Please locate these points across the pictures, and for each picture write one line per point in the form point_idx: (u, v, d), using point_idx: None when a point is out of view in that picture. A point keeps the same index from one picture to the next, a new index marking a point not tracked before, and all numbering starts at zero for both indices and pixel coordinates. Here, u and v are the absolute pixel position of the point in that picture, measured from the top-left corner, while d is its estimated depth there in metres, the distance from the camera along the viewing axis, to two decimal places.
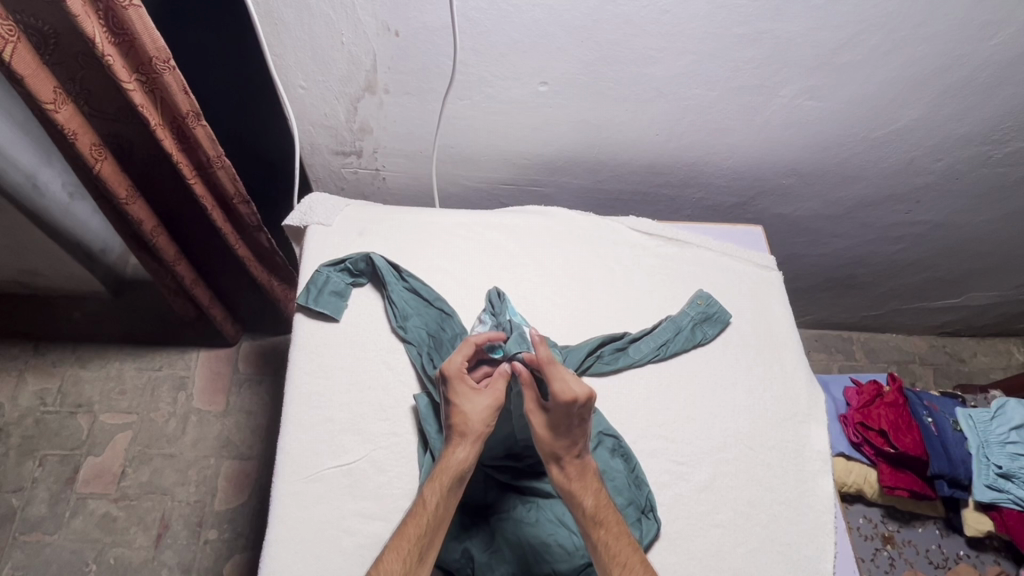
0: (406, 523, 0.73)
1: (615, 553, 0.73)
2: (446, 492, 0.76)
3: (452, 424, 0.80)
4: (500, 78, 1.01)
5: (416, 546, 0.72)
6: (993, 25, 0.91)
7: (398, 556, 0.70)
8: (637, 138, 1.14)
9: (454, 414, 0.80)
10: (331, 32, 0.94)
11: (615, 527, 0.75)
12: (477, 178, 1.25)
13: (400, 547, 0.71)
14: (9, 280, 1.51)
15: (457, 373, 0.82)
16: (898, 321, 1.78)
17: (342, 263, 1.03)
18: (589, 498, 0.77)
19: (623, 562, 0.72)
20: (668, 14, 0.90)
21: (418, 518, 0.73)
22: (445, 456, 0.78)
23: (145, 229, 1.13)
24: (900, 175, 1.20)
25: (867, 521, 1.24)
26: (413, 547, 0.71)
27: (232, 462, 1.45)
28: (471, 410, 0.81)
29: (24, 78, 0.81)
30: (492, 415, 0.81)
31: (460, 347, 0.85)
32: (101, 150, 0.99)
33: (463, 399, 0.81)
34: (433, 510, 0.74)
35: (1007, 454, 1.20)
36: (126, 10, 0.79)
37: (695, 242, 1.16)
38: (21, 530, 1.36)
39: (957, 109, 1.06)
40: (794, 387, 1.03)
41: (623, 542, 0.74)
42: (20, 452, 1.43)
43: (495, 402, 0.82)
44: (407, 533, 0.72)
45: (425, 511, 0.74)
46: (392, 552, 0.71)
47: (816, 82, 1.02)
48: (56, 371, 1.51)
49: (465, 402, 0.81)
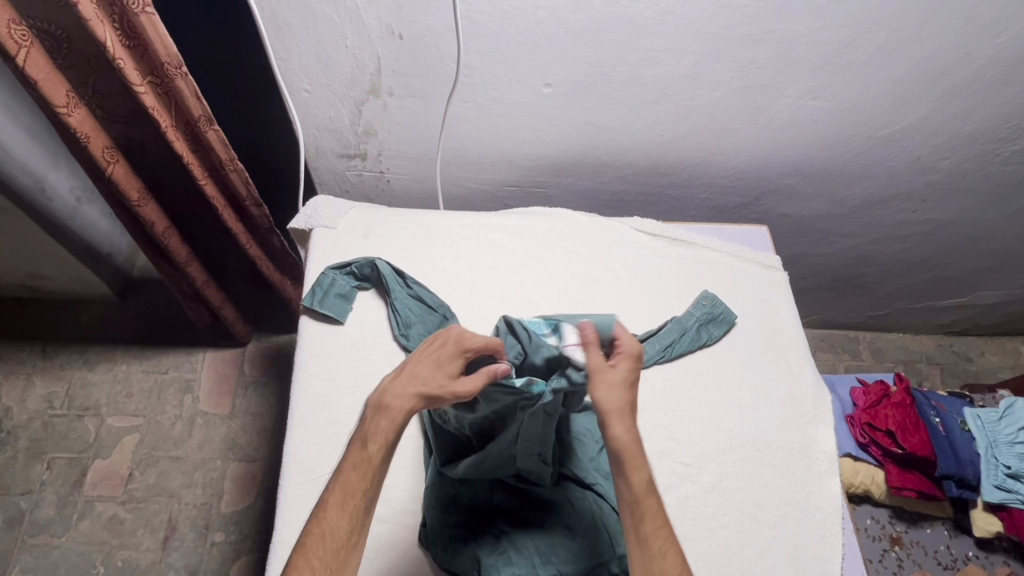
0: (346, 476, 0.69)
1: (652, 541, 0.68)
2: (389, 443, 0.71)
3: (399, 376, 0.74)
4: (504, 80, 1.01)
5: (362, 501, 0.68)
6: (999, 23, 0.90)
7: (338, 510, 0.67)
8: (642, 139, 1.14)
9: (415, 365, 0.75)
10: (336, 36, 0.95)
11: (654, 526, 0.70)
12: (481, 181, 1.26)
13: (345, 503, 0.68)
14: (16, 283, 1.52)
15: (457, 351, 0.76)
16: (904, 321, 1.77)
17: (348, 267, 1.03)
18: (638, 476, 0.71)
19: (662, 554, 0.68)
20: (671, 14, 0.90)
21: (359, 470, 0.69)
22: (384, 406, 0.72)
23: (157, 230, 1.14)
24: (906, 174, 1.20)
25: (874, 522, 1.24)
26: (353, 501, 0.68)
27: (239, 464, 1.46)
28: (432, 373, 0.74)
29: (37, 82, 0.83)
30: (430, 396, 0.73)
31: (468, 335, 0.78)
32: (113, 152, 0.99)
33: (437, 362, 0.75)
34: (371, 460, 0.70)
35: (1016, 454, 1.18)
36: (139, 16, 0.79)
37: (700, 243, 1.15)
38: (30, 533, 1.36)
39: (963, 108, 1.05)
40: (800, 388, 1.03)
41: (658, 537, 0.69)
42: (28, 455, 1.44)
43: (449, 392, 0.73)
44: (346, 485, 0.69)
45: (367, 462, 0.70)
46: (337, 511, 0.68)
47: (821, 82, 1.02)
48: (64, 374, 1.52)
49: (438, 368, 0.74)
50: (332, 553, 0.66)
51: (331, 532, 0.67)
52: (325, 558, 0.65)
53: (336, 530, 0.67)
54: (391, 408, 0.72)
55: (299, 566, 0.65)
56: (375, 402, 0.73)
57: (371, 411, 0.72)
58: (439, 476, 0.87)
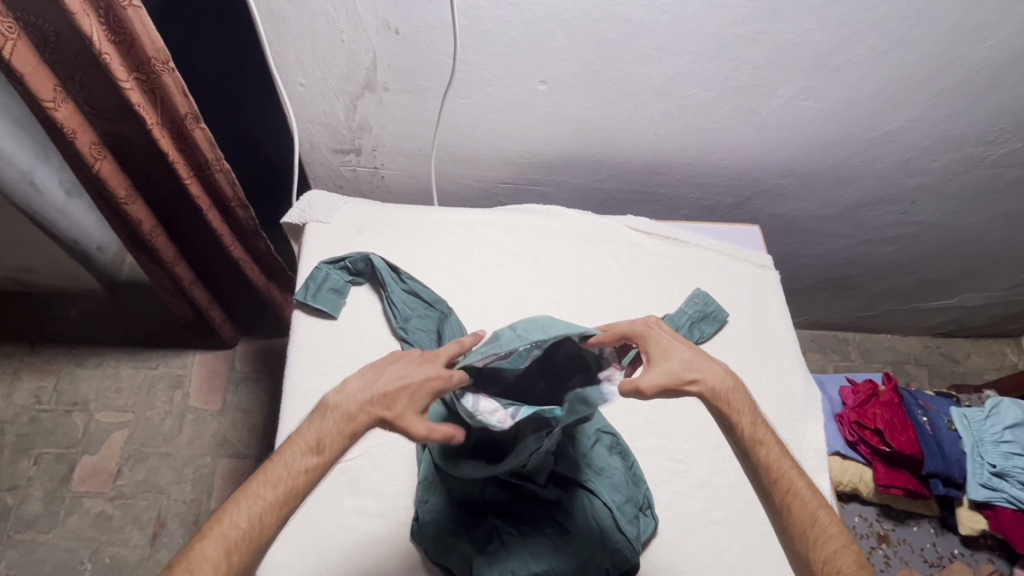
0: (293, 474, 0.67)
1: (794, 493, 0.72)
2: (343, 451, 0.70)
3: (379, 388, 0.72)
4: (499, 76, 1.01)
5: (295, 500, 0.67)
6: (988, 27, 0.92)
7: (275, 506, 0.66)
8: (635, 138, 1.15)
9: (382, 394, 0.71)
10: (331, 31, 0.95)
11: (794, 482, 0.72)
12: (476, 177, 1.26)
13: (281, 501, 0.66)
14: (4, 277, 1.51)
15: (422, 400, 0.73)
16: (893, 322, 1.79)
17: (342, 262, 1.03)
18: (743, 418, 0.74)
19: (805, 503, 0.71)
20: (666, 13, 0.91)
21: (309, 471, 0.67)
22: (353, 417, 0.69)
23: (144, 229, 1.12)
24: (896, 176, 1.21)
25: (862, 520, 1.25)
26: (292, 501, 0.67)
27: (229, 461, 1.45)
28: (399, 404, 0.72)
29: (23, 75, 0.82)
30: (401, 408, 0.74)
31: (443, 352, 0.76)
32: (99, 148, 0.98)
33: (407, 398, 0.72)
34: (323, 463, 0.68)
35: (1001, 453, 1.20)
36: (126, 10, 0.79)
37: (692, 242, 1.16)
38: (16, 529, 1.35)
39: (953, 110, 1.06)
40: (791, 385, 1.04)
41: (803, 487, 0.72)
42: (15, 450, 1.42)
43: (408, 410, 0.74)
44: (291, 483, 0.67)
45: (317, 464, 0.68)
46: (270, 505, 0.66)
47: (813, 83, 1.03)
48: (52, 370, 1.50)
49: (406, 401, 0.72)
50: (254, 547, 0.65)
51: (258, 525, 0.65)
52: (244, 549, 0.64)
53: (265, 523, 0.65)
54: (356, 419, 0.69)
55: (214, 552, 0.63)
56: (342, 412, 0.69)
57: (331, 414, 0.69)
58: (433, 471, 0.88)
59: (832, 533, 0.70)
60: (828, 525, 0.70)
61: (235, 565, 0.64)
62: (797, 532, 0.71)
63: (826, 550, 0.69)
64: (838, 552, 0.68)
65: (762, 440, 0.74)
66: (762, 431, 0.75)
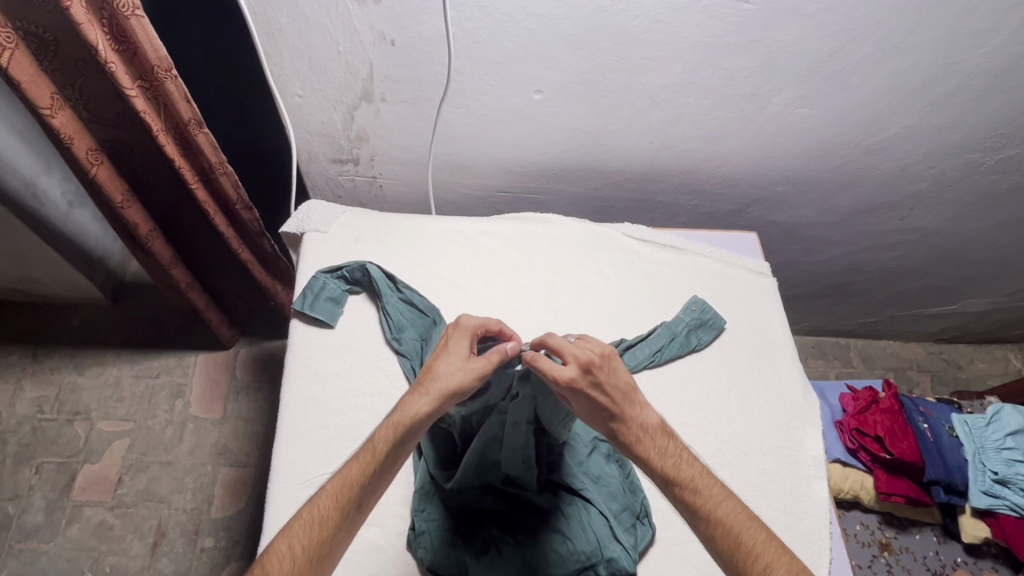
0: (346, 467, 0.70)
1: (721, 517, 0.69)
2: (396, 444, 0.71)
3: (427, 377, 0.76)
4: (495, 86, 1.02)
5: (354, 494, 0.69)
6: (982, 34, 0.92)
7: (331, 498, 0.68)
8: (632, 146, 1.15)
9: (430, 368, 0.77)
10: (328, 43, 0.96)
11: (715, 501, 0.70)
12: (474, 187, 1.27)
13: (340, 493, 0.69)
14: (8, 287, 1.52)
15: (469, 333, 0.80)
16: (895, 328, 1.78)
17: (339, 271, 1.04)
18: (655, 454, 0.73)
19: (727, 525, 0.68)
20: (660, 23, 0.91)
21: (361, 462, 0.70)
22: (403, 404, 0.74)
23: (142, 233, 1.14)
24: (893, 182, 1.21)
25: (863, 528, 1.24)
26: (348, 492, 0.69)
27: (229, 470, 1.45)
28: (452, 364, 0.77)
29: (20, 83, 0.83)
30: (476, 376, 0.77)
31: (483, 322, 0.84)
32: (98, 155, 1.00)
33: (452, 350, 0.79)
34: (377, 454, 0.70)
35: (1003, 460, 1.19)
36: (129, 19, 0.80)
37: (690, 249, 1.16)
38: (18, 539, 1.35)
39: (949, 117, 1.06)
40: (789, 392, 1.04)
41: (731, 506, 0.70)
42: (17, 460, 1.43)
43: (484, 368, 0.78)
44: (344, 475, 0.70)
45: (370, 457, 0.70)
46: (329, 499, 0.68)
47: (808, 90, 1.03)
48: (54, 379, 1.51)
49: (453, 355, 0.78)
50: (317, 541, 0.66)
51: (319, 518, 0.67)
52: (307, 544, 0.66)
53: (324, 517, 0.67)
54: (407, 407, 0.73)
55: (280, 547, 0.65)
56: (397, 404, 0.74)
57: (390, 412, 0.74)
58: (429, 481, 0.89)
59: (764, 546, 0.67)
60: (759, 540, 0.67)
61: (301, 556, 0.65)
62: (727, 556, 0.68)
63: (758, 566, 0.65)
64: (772, 567, 0.65)
65: (677, 470, 0.72)
66: (681, 463, 0.73)
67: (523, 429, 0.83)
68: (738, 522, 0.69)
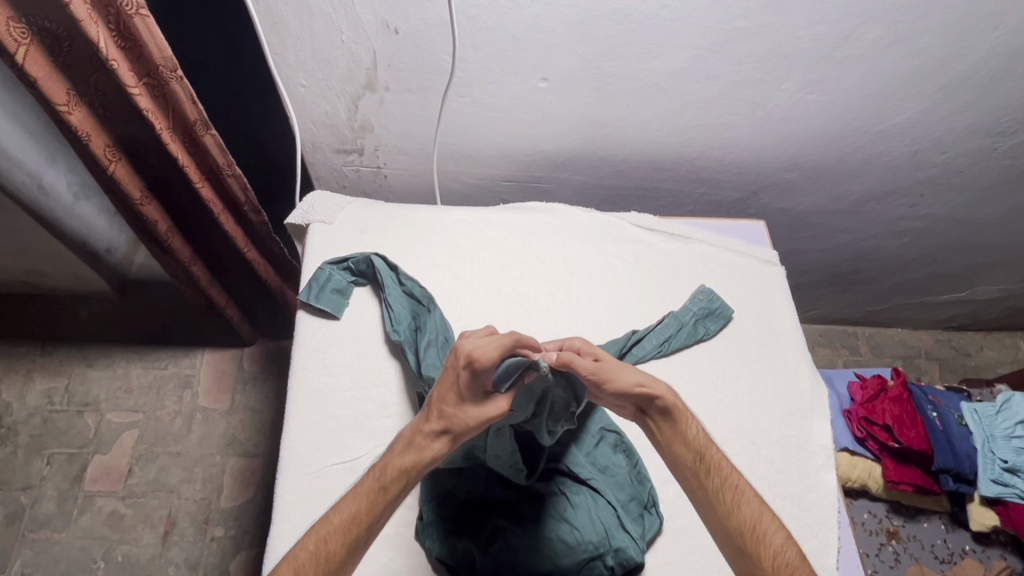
0: (353, 502, 0.70)
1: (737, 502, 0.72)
2: (405, 485, 0.72)
3: (441, 417, 0.73)
4: (500, 74, 1.01)
5: (362, 530, 0.69)
6: (995, 17, 0.90)
7: (339, 533, 0.69)
8: (638, 134, 1.14)
9: (442, 408, 0.73)
10: (331, 31, 0.95)
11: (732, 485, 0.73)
12: (478, 176, 1.26)
13: (347, 529, 0.69)
14: (14, 280, 1.53)
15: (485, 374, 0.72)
16: (903, 316, 1.77)
17: (345, 262, 1.04)
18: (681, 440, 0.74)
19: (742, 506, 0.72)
20: (667, 8, 0.90)
21: (368, 500, 0.70)
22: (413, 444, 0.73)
23: (160, 230, 1.14)
24: (903, 168, 1.20)
25: (871, 516, 1.23)
26: (356, 528, 0.69)
27: (238, 460, 1.46)
28: (465, 409, 0.73)
29: (35, 80, 0.83)
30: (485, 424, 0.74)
31: (502, 341, 0.73)
32: (114, 152, 1.00)
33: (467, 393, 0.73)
34: (387, 496, 0.71)
35: (1012, 448, 1.19)
36: (133, 18, 0.79)
37: (697, 237, 1.15)
38: (31, 528, 1.37)
39: (962, 102, 1.05)
40: (798, 383, 1.03)
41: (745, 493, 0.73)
42: (28, 451, 1.44)
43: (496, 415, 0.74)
44: (353, 509, 0.70)
45: (379, 495, 0.71)
46: (336, 533, 0.69)
47: (817, 76, 1.01)
48: (64, 370, 1.52)
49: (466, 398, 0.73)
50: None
51: (326, 552, 0.68)
52: None
53: (331, 550, 0.68)
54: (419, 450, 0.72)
55: None
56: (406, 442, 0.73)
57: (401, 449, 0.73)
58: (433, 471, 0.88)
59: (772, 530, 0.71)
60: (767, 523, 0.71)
61: None
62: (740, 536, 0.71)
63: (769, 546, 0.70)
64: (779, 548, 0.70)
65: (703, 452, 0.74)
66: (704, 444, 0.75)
67: (506, 436, 0.83)
68: (745, 511, 0.71)
